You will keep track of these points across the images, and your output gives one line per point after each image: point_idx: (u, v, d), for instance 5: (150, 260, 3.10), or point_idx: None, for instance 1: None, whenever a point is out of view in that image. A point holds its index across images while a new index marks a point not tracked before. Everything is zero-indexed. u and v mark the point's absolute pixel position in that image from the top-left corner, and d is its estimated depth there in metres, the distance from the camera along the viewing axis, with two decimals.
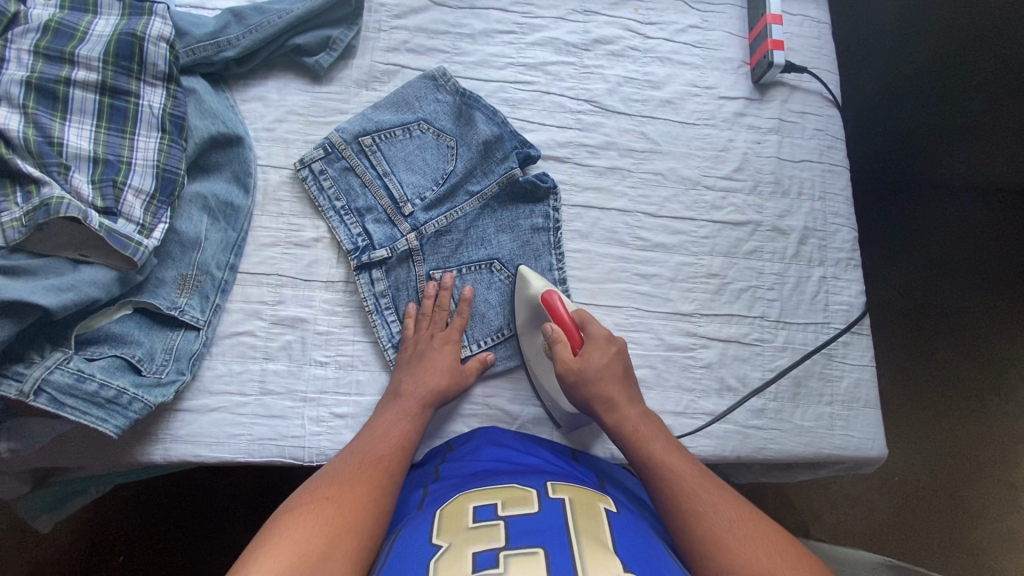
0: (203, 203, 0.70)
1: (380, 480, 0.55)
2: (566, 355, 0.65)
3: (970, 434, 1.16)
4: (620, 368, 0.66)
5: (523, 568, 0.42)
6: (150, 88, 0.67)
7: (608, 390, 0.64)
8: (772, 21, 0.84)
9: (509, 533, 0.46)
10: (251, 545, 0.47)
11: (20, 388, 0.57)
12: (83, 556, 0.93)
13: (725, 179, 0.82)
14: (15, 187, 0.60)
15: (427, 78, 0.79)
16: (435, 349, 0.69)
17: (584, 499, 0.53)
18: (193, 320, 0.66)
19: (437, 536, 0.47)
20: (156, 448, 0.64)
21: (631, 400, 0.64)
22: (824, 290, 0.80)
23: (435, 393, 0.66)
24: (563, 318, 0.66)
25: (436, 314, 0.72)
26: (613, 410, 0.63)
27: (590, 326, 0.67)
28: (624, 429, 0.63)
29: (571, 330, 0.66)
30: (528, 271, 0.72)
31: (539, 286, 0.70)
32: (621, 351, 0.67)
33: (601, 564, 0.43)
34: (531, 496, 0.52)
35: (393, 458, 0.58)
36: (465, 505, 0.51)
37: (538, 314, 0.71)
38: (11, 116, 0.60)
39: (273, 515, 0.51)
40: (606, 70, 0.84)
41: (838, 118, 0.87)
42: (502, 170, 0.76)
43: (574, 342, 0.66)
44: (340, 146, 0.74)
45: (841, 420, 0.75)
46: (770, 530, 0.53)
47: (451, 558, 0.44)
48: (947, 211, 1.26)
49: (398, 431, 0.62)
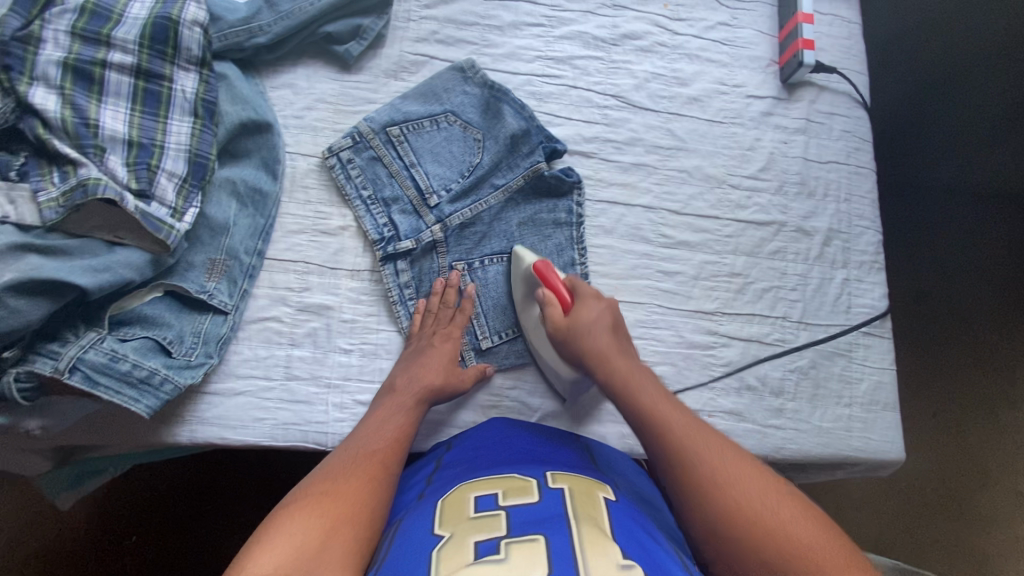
0: (232, 189, 0.70)
1: (377, 472, 0.55)
2: (557, 317, 0.67)
3: (987, 445, 1.14)
4: (610, 321, 0.67)
5: (526, 554, 0.43)
6: (183, 72, 0.68)
7: (598, 343, 0.65)
8: (804, 20, 0.83)
9: (510, 523, 0.47)
10: (249, 540, 0.46)
11: (55, 365, 0.58)
12: (96, 535, 0.94)
13: (750, 178, 0.81)
14: (52, 168, 0.61)
15: (456, 69, 0.78)
16: (432, 347, 0.69)
17: (583, 488, 0.53)
18: (221, 304, 0.67)
19: (439, 526, 0.48)
20: (183, 429, 0.65)
21: (621, 353, 0.65)
22: (847, 293, 0.80)
23: (430, 391, 0.65)
24: (554, 283, 0.68)
25: (442, 311, 0.71)
26: (603, 362, 0.64)
27: (579, 287, 0.69)
28: (614, 378, 0.63)
29: (560, 291, 0.68)
30: (522, 249, 0.72)
31: (531, 258, 0.71)
32: (611, 307, 0.68)
33: (599, 551, 0.43)
34: (531, 486, 0.53)
35: (391, 450, 0.58)
36: (466, 495, 0.52)
37: (532, 285, 0.72)
38: (49, 97, 0.61)
39: (271, 513, 0.50)
40: (634, 66, 0.84)
41: (866, 120, 0.86)
42: (528, 163, 0.76)
43: (565, 304, 0.67)
44: (368, 136, 0.75)
45: (860, 422, 0.75)
46: (753, 470, 0.54)
47: (454, 546, 0.44)
48: (955, 211, 1.23)
49: (392, 426, 0.61)
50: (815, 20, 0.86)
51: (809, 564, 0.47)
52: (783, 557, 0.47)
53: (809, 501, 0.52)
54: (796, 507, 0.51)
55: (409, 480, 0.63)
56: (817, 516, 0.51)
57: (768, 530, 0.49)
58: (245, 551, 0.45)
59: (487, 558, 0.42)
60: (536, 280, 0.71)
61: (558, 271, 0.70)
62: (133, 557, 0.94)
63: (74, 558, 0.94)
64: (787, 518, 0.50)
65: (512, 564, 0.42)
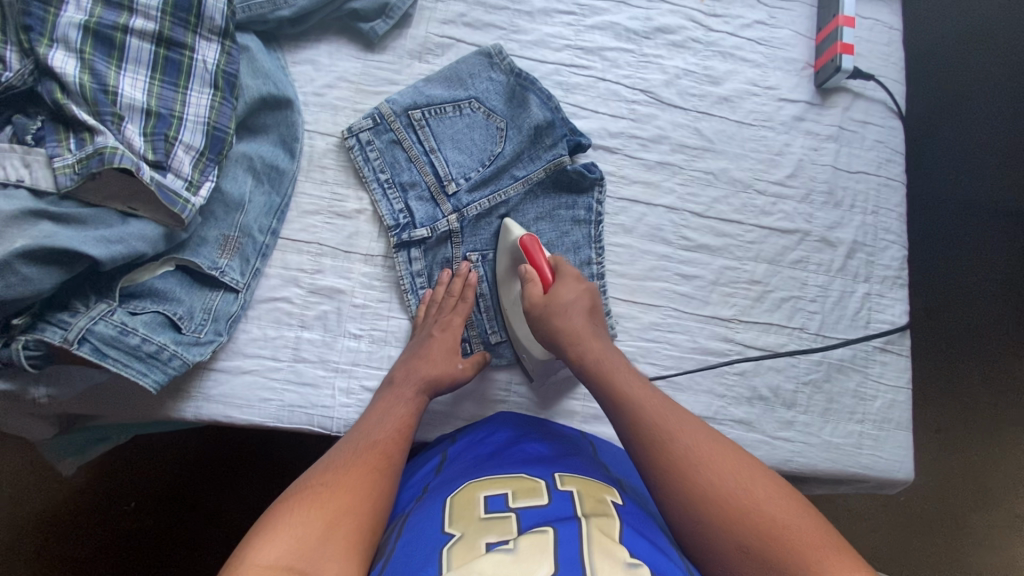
0: (249, 164, 0.69)
1: (379, 464, 0.54)
2: (536, 295, 0.66)
3: (980, 462, 1.14)
4: (588, 304, 0.66)
5: (534, 545, 0.42)
6: (205, 42, 0.66)
7: (573, 324, 0.64)
8: (844, 23, 0.81)
9: (521, 524, 0.46)
10: (252, 528, 0.46)
11: (64, 335, 0.57)
12: (95, 500, 0.95)
13: (777, 184, 0.79)
14: (68, 134, 0.60)
15: (482, 54, 0.76)
16: (434, 335, 0.67)
17: (592, 490, 0.52)
18: (233, 282, 0.66)
19: (449, 525, 0.47)
20: (188, 405, 0.65)
21: (594, 336, 0.64)
22: (867, 307, 0.78)
23: (431, 381, 0.64)
24: (538, 260, 0.68)
25: (447, 300, 0.70)
26: (577, 344, 0.63)
27: (562, 267, 0.68)
28: (588, 360, 0.62)
29: (543, 271, 0.67)
30: (511, 222, 0.71)
31: (518, 232, 0.70)
32: (591, 290, 0.67)
33: (608, 550, 0.43)
34: (540, 488, 0.52)
35: (393, 441, 0.57)
36: (475, 494, 0.51)
37: (517, 261, 0.70)
38: (68, 60, 0.59)
39: (272, 504, 0.49)
40: (665, 61, 0.81)
41: (900, 131, 0.84)
42: (551, 157, 0.74)
43: (546, 282, 0.66)
44: (389, 118, 0.73)
45: (871, 440, 0.74)
46: (726, 449, 0.53)
47: (465, 545, 0.44)
48: (975, 227, 1.18)
49: (395, 418, 0.60)
50: (856, 24, 0.83)
51: (784, 543, 0.46)
52: (756, 537, 0.47)
53: (780, 478, 0.51)
54: (766, 481, 0.50)
55: (414, 473, 0.62)
56: (792, 494, 0.50)
57: (738, 507, 0.48)
58: (248, 542, 0.44)
59: (498, 549, 0.42)
60: (521, 256, 0.70)
61: (544, 249, 0.69)
62: (132, 522, 0.95)
63: (75, 521, 0.94)
64: (760, 497, 0.49)
65: (521, 556, 0.41)
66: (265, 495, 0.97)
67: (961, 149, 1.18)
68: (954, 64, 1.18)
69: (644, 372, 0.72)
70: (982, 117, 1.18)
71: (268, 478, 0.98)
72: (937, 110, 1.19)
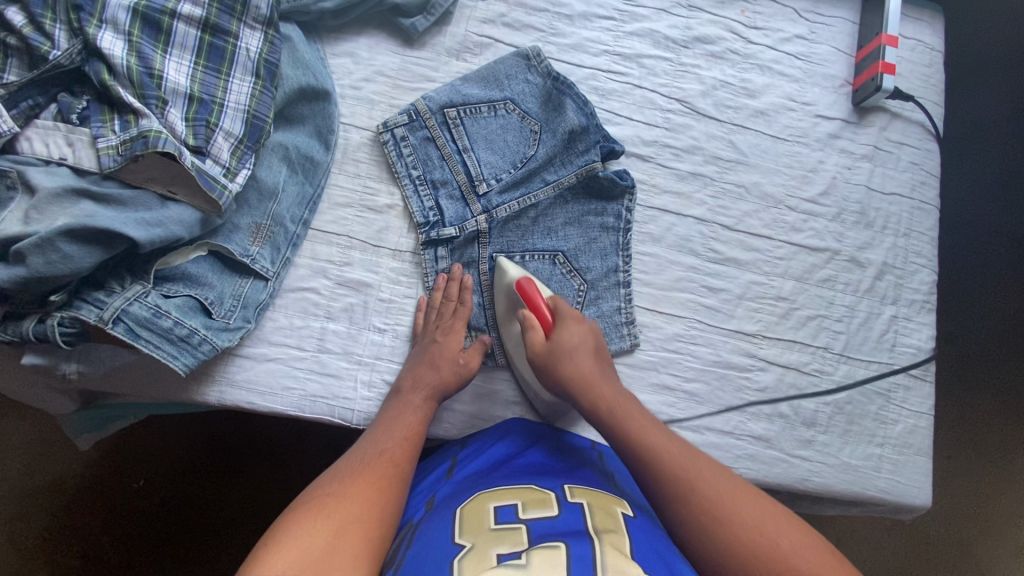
0: (284, 154, 0.69)
1: (388, 475, 0.54)
2: (537, 341, 0.65)
3: (989, 488, 1.13)
4: (591, 346, 0.66)
5: (546, 560, 0.42)
6: (249, 30, 0.66)
7: (578, 368, 0.63)
8: (887, 42, 0.80)
9: (531, 536, 0.46)
10: (260, 541, 0.46)
11: (100, 315, 0.58)
12: (104, 475, 0.96)
13: (809, 201, 0.79)
14: (113, 115, 0.61)
15: (520, 56, 0.76)
16: (439, 342, 0.67)
17: (603, 504, 0.52)
18: (263, 270, 0.67)
19: (459, 536, 0.47)
20: (212, 390, 0.65)
21: (601, 379, 0.64)
22: (893, 330, 0.77)
23: (439, 389, 0.65)
24: (536, 303, 0.66)
25: (445, 306, 0.69)
26: (586, 390, 0.62)
27: (560, 307, 0.67)
28: (597, 407, 0.61)
29: (543, 313, 0.66)
30: (504, 261, 0.71)
31: (514, 273, 0.70)
32: (592, 331, 0.67)
33: (621, 566, 0.42)
34: (551, 499, 0.52)
35: (401, 452, 0.57)
36: (486, 505, 0.51)
37: (515, 303, 0.70)
38: (116, 42, 0.60)
39: (280, 515, 0.49)
40: (703, 71, 0.81)
41: (936, 154, 0.83)
42: (583, 162, 0.74)
43: (546, 326, 0.66)
44: (425, 115, 0.73)
45: (889, 464, 0.73)
46: (736, 487, 0.54)
47: (476, 557, 0.44)
48: (1002, 254, 1.17)
49: (402, 427, 0.60)
50: (898, 44, 0.83)
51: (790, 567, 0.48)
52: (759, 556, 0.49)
53: (791, 515, 0.53)
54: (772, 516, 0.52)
55: (424, 477, 0.62)
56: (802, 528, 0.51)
57: (746, 536, 0.50)
58: (256, 554, 0.44)
59: (509, 563, 0.42)
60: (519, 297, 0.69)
61: (541, 289, 0.68)
62: (140, 500, 0.96)
63: (85, 497, 0.95)
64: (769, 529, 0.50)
65: (533, 569, 0.41)
66: (271, 477, 0.98)
67: (991, 175, 1.17)
68: (988, 90, 1.17)
69: (665, 383, 0.72)
70: (1016, 143, 1.17)
71: (274, 459, 0.99)
72: (969, 135, 1.18)
